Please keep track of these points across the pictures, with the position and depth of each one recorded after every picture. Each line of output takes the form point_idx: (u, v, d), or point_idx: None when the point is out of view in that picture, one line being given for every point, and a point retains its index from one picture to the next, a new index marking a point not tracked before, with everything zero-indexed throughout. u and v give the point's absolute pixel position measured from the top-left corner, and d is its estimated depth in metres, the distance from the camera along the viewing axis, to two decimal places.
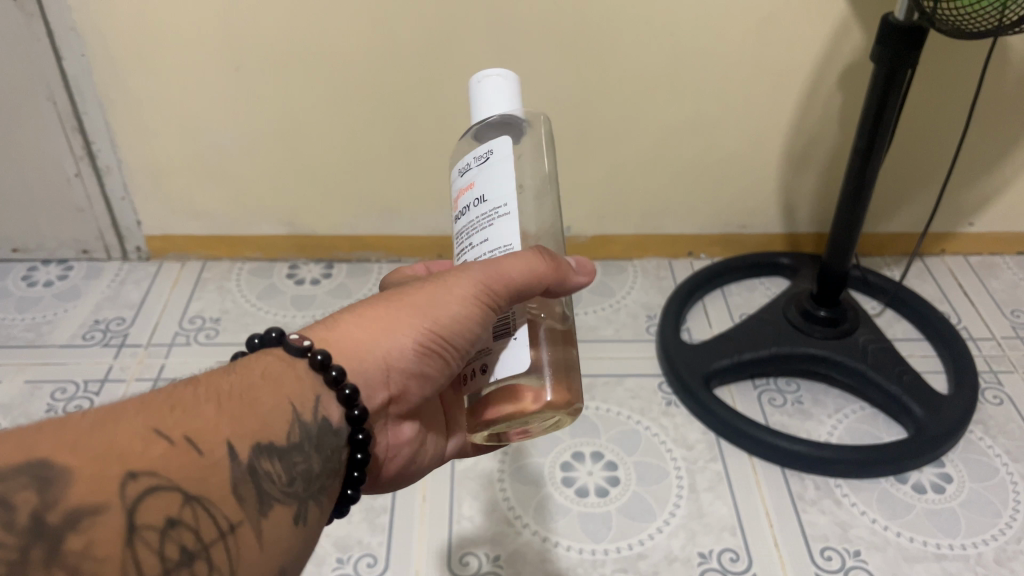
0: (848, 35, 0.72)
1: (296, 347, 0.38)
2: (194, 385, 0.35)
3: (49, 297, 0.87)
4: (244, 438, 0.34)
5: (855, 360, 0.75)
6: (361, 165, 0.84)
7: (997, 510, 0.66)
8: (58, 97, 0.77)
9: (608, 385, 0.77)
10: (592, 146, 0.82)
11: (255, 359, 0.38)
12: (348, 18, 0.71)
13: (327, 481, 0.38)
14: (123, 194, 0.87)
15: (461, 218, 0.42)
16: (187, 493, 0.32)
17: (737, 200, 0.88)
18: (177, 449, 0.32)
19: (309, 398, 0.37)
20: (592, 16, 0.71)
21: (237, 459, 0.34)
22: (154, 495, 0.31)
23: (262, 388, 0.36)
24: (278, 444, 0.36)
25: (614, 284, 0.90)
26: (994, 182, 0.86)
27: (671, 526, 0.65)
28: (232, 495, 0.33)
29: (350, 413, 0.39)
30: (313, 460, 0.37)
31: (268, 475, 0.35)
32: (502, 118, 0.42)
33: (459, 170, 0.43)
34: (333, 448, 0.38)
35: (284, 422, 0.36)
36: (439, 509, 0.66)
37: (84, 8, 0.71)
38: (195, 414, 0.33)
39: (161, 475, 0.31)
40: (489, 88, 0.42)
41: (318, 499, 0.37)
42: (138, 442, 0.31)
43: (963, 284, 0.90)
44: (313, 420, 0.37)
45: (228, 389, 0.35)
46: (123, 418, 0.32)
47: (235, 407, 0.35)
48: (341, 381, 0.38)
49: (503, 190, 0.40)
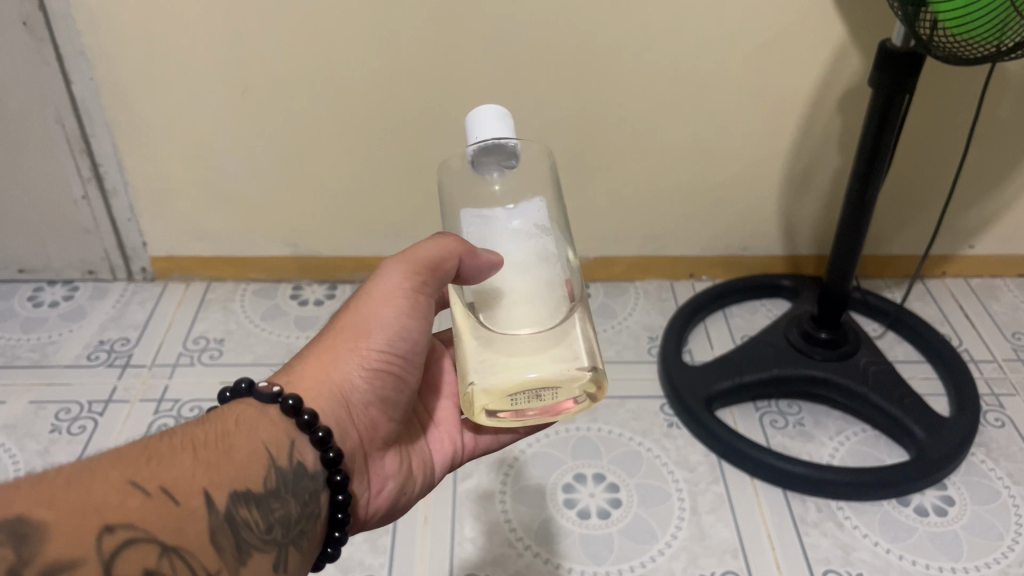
0: (846, 61, 0.73)
1: (266, 394, 0.40)
2: (170, 435, 0.36)
3: (54, 318, 0.88)
4: (220, 488, 0.35)
5: (856, 384, 0.75)
6: (363, 186, 0.84)
7: (999, 533, 0.66)
8: (66, 120, 0.78)
9: (609, 407, 0.77)
10: (594, 169, 0.83)
11: (229, 408, 0.40)
12: (356, 45, 0.72)
13: (306, 526, 0.39)
14: (129, 216, 0.88)
15: (498, 217, 0.44)
16: (165, 544, 0.32)
17: (738, 224, 0.89)
18: (155, 500, 0.33)
19: (284, 442, 0.39)
20: (593, 41, 0.72)
21: (215, 508, 0.35)
22: (132, 546, 0.31)
23: (235, 437, 0.38)
24: (256, 491, 0.37)
25: (615, 305, 0.91)
26: (994, 204, 0.86)
27: (674, 548, 0.65)
28: (211, 544, 0.34)
29: (325, 456, 0.40)
30: (291, 506, 0.38)
31: (246, 522, 0.36)
32: (498, 143, 0.43)
33: (508, 207, 0.45)
34: (310, 492, 0.40)
35: (261, 469, 0.38)
36: (441, 530, 0.66)
37: (94, 33, 0.72)
38: (171, 465, 0.34)
39: (139, 527, 0.31)
40: (489, 120, 0.44)
41: (297, 544, 0.38)
42: (115, 494, 0.32)
43: (964, 307, 0.90)
44: (288, 464, 0.39)
45: (204, 438, 0.37)
46: (100, 471, 0.33)
47: (210, 456, 0.36)
48: (314, 424, 0.40)
49: (475, 217, 0.45)
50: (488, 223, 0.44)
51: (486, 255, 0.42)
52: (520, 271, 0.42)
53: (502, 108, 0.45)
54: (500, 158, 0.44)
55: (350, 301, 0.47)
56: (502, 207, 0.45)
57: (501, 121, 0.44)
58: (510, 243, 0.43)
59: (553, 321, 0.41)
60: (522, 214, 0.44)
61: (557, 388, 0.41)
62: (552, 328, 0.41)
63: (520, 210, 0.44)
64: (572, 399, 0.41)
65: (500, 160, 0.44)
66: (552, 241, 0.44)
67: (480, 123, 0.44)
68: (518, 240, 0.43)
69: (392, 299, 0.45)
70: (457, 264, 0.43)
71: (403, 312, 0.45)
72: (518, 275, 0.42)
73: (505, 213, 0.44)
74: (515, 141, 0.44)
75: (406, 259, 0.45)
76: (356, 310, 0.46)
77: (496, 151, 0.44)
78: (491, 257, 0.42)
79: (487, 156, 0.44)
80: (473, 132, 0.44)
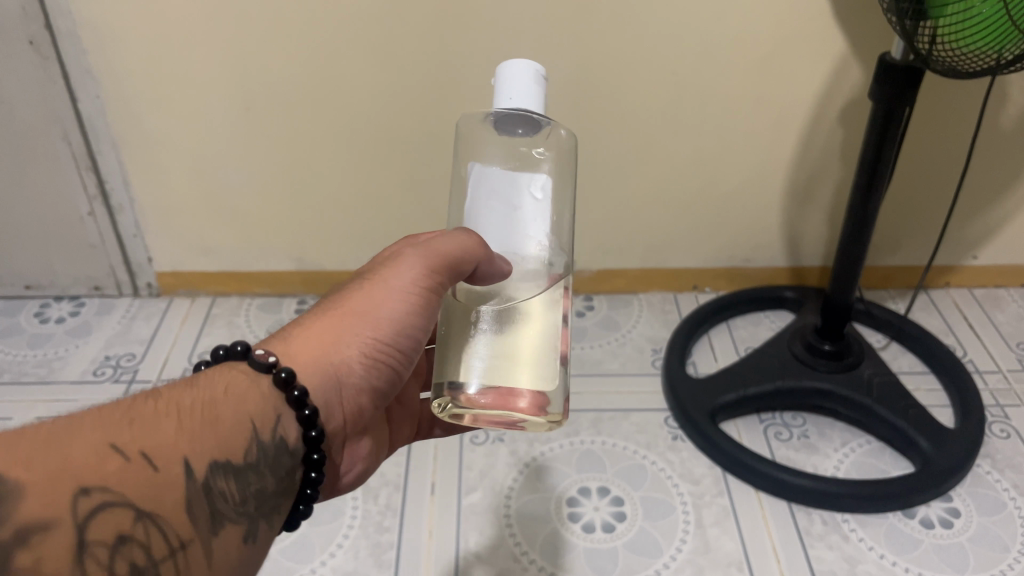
0: (847, 73, 0.74)
1: (260, 363, 0.39)
2: (154, 399, 0.36)
3: (60, 333, 0.89)
4: (202, 457, 0.35)
5: (860, 395, 0.75)
6: (367, 201, 0.85)
7: (1006, 545, 0.65)
8: (72, 137, 0.79)
9: (613, 420, 0.77)
10: (596, 182, 0.83)
11: (220, 373, 0.39)
12: (360, 61, 0.73)
13: (279, 501, 0.39)
14: (134, 231, 0.88)
15: (522, 206, 0.42)
16: (141, 510, 0.32)
17: (742, 236, 0.89)
18: (134, 466, 0.32)
19: (270, 417, 0.39)
20: (593, 56, 0.72)
21: (194, 477, 0.34)
22: (107, 510, 0.31)
23: (222, 405, 0.37)
24: (235, 463, 0.36)
25: (619, 317, 0.91)
26: (997, 214, 0.87)
27: (679, 561, 0.65)
28: (186, 513, 0.34)
29: (308, 434, 0.40)
30: (267, 481, 0.38)
31: (223, 494, 0.36)
32: (525, 113, 0.41)
33: (532, 191, 0.43)
34: (288, 468, 0.39)
35: (243, 441, 0.37)
36: (446, 542, 0.66)
37: (100, 52, 0.73)
38: (154, 430, 0.34)
39: (115, 492, 0.31)
40: (521, 80, 0.41)
41: (269, 519, 0.38)
42: (94, 457, 0.32)
43: (968, 317, 0.90)
44: (270, 439, 0.39)
45: (191, 404, 0.36)
46: (80, 432, 0.32)
47: (195, 424, 0.36)
48: (303, 400, 0.40)
49: (497, 191, 0.43)
50: (510, 211, 0.42)
51: (504, 262, 0.42)
52: (538, 285, 0.41)
53: (537, 67, 0.42)
54: (525, 126, 0.42)
55: (365, 279, 0.45)
56: (527, 189, 0.43)
57: (534, 86, 0.41)
58: (530, 252, 0.42)
59: (543, 337, 0.41)
60: (545, 203, 0.43)
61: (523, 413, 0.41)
62: (541, 349, 0.41)
63: (544, 202, 0.43)
64: (530, 422, 0.41)
65: (523, 130, 0.42)
66: (562, 252, 0.43)
67: (511, 81, 0.41)
68: (539, 249, 0.42)
69: (404, 290, 0.43)
70: (473, 268, 0.41)
71: (413, 307, 0.43)
72: (535, 288, 0.41)
73: (530, 206, 0.42)
74: (540, 113, 0.42)
75: (427, 247, 0.43)
76: (368, 289, 0.44)
77: (526, 121, 0.42)
78: (512, 270, 0.42)
79: (507, 122, 0.42)
80: (506, 91, 0.41)
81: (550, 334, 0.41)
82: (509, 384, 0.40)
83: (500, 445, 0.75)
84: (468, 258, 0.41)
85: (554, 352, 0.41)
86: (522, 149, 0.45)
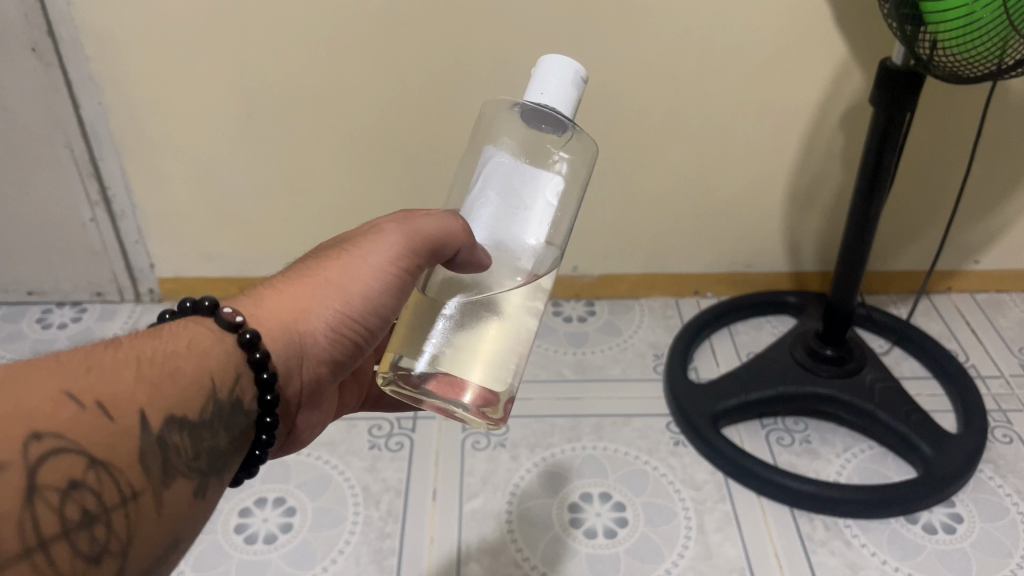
0: (848, 79, 0.74)
1: (227, 321, 0.37)
2: (114, 348, 0.34)
3: (62, 339, 0.89)
4: (159, 409, 0.33)
5: (862, 401, 0.75)
6: (368, 207, 0.85)
7: (1008, 550, 0.65)
8: (75, 144, 0.79)
9: (615, 425, 0.77)
10: (598, 186, 0.83)
11: (185, 328, 0.37)
12: (362, 67, 0.73)
13: (231, 459, 0.37)
14: (137, 238, 0.88)
15: (531, 204, 0.41)
16: (93, 457, 0.30)
17: (743, 241, 0.89)
18: (88, 414, 0.30)
19: (231, 375, 0.36)
20: (594, 61, 0.72)
21: (149, 429, 0.32)
22: (58, 456, 0.29)
23: (183, 358, 0.35)
24: (192, 419, 0.34)
25: (620, 322, 0.91)
26: (999, 219, 0.87)
27: (681, 567, 0.65)
28: (140, 464, 0.32)
29: (263, 398, 0.38)
30: (221, 439, 0.36)
31: (177, 448, 0.33)
32: (554, 115, 0.41)
33: (545, 195, 0.41)
34: (243, 428, 0.37)
35: (201, 397, 0.35)
36: (446, 548, 0.66)
37: (102, 59, 0.73)
38: (111, 378, 0.32)
39: (67, 438, 0.29)
40: (559, 80, 0.41)
41: (220, 476, 0.36)
42: (46, 403, 0.30)
43: (970, 322, 0.90)
44: (228, 398, 0.36)
45: (151, 355, 0.34)
46: (35, 376, 0.30)
47: (154, 376, 0.33)
48: (264, 364, 0.38)
49: (512, 182, 0.41)
50: (515, 205, 0.41)
51: (483, 251, 0.40)
52: (514, 283, 0.40)
53: (579, 70, 0.42)
54: (551, 125, 0.42)
55: (341, 246, 0.43)
56: (541, 191, 0.41)
57: (570, 87, 0.41)
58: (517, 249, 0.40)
59: (504, 339, 0.40)
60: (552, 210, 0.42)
61: (464, 407, 0.41)
62: (500, 351, 0.40)
63: (552, 209, 0.41)
64: (470, 417, 0.42)
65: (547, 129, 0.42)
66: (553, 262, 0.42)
67: (548, 77, 0.41)
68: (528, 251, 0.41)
69: (381, 264, 0.41)
70: (455, 250, 0.40)
71: (387, 283, 0.41)
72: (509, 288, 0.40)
73: (537, 208, 0.41)
74: (568, 118, 0.41)
75: (411, 225, 0.42)
76: (343, 259, 0.42)
77: (550, 120, 0.42)
78: (490, 263, 0.40)
79: (533, 116, 0.42)
80: (539, 85, 0.41)
81: (511, 338, 0.40)
82: (456, 377, 0.40)
83: (501, 451, 0.75)
84: (451, 240, 0.40)
85: (512, 356, 0.40)
86: (540, 142, 0.43)
